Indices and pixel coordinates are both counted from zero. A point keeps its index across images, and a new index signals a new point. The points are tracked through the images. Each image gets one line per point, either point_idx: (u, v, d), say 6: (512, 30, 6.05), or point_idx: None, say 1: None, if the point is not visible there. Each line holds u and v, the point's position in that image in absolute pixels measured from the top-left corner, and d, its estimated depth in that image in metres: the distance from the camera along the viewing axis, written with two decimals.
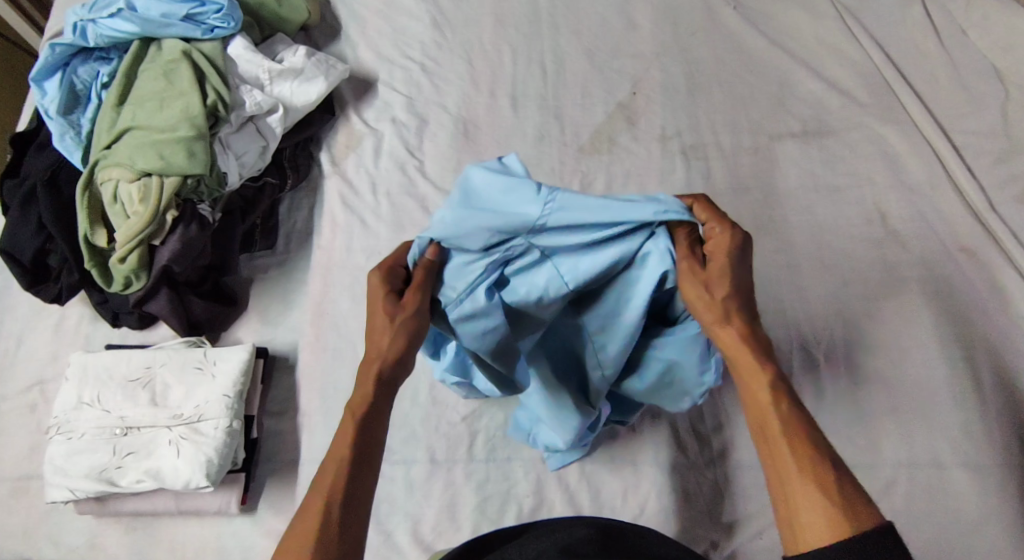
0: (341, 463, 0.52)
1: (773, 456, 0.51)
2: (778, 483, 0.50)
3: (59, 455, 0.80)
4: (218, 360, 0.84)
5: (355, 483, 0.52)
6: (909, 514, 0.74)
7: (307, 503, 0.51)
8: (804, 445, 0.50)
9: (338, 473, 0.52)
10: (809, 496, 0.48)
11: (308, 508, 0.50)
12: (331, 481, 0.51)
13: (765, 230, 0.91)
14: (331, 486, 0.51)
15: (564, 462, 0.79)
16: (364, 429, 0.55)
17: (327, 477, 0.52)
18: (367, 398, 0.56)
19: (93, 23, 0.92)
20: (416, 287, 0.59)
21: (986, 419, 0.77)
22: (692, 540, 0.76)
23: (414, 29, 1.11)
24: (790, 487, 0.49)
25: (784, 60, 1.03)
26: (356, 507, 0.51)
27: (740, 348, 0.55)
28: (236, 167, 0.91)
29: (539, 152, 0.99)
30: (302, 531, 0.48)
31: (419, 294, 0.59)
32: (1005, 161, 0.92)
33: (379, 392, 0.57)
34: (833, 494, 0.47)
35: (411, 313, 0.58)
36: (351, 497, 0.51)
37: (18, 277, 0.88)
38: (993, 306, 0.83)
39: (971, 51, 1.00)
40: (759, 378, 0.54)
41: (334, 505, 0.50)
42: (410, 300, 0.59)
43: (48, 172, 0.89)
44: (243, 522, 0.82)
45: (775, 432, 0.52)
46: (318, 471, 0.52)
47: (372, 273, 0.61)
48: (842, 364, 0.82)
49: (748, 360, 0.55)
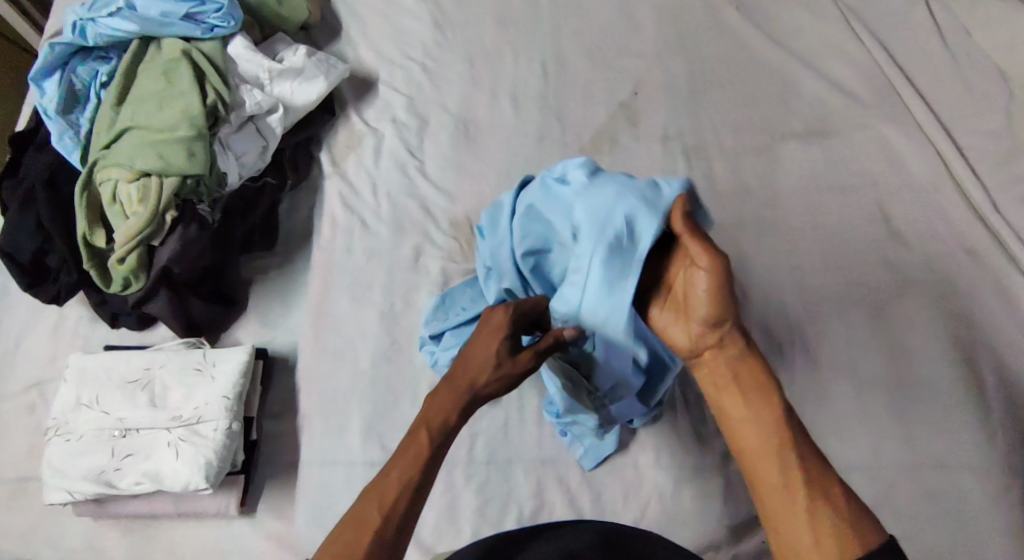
0: (406, 484, 0.53)
1: (777, 473, 0.55)
2: (785, 499, 0.54)
3: (57, 457, 0.80)
4: (217, 361, 0.84)
5: (411, 512, 0.53)
6: (913, 518, 0.74)
7: (361, 509, 0.52)
8: (813, 464, 0.55)
9: (401, 494, 0.53)
10: (816, 510, 0.52)
11: (361, 522, 0.51)
12: (394, 501, 0.52)
13: (768, 230, 0.91)
14: (390, 506, 0.52)
15: (599, 459, 0.79)
16: (432, 460, 0.55)
17: (392, 492, 0.53)
18: (446, 433, 0.57)
19: (92, 22, 0.92)
20: (532, 350, 0.62)
21: (989, 422, 0.77)
22: (693, 542, 0.75)
23: (415, 28, 1.10)
24: (795, 502, 0.54)
25: (787, 59, 1.02)
26: (406, 533, 0.53)
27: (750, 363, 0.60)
28: (236, 167, 0.91)
29: (540, 153, 0.99)
30: (356, 538, 0.50)
31: (530, 359, 0.61)
32: (1009, 162, 0.91)
33: (456, 426, 0.58)
34: (840, 507, 0.52)
35: (518, 368, 0.61)
36: (406, 521, 0.53)
37: (17, 276, 0.87)
38: (996, 308, 0.83)
39: (974, 50, 1.00)
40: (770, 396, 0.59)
41: (390, 523, 0.52)
42: (524, 359, 0.61)
43: (47, 172, 0.89)
44: (242, 524, 0.81)
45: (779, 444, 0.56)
46: (382, 482, 0.53)
47: (497, 309, 0.62)
48: (845, 367, 0.82)
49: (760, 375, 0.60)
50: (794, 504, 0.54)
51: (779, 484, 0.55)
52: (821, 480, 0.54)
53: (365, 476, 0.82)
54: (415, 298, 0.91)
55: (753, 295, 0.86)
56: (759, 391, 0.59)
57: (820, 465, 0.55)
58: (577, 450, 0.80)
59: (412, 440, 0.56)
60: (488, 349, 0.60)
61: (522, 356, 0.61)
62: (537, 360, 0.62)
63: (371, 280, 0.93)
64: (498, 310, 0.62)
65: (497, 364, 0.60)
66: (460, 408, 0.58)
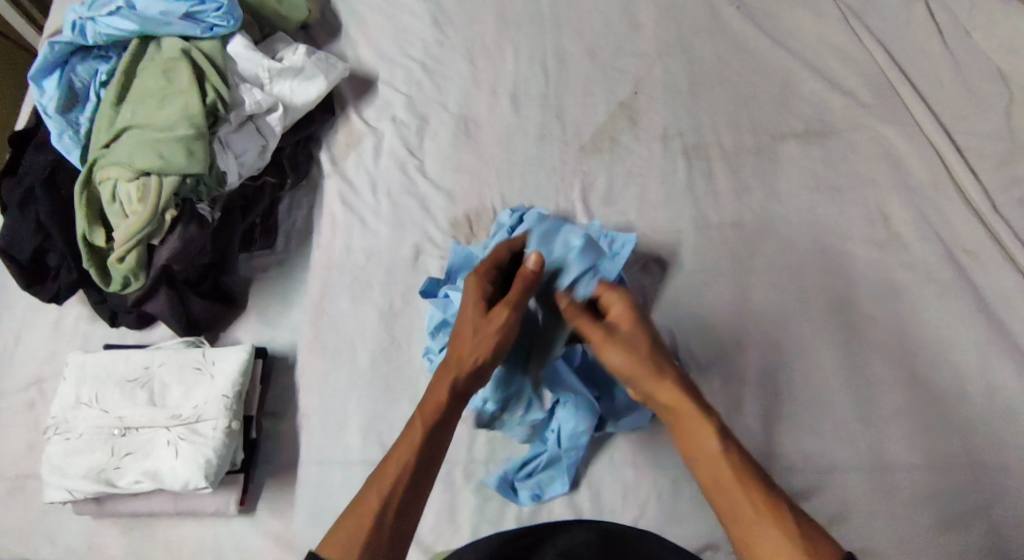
0: (401, 471, 0.58)
1: (739, 507, 0.55)
2: (748, 531, 0.54)
3: (56, 456, 0.80)
4: (217, 360, 0.84)
5: (414, 490, 0.57)
6: (911, 517, 0.74)
7: (360, 501, 0.56)
8: (761, 485, 0.56)
9: (399, 476, 0.57)
10: (772, 536, 0.52)
11: (359, 513, 0.55)
12: (390, 487, 0.57)
13: (767, 230, 0.91)
14: (389, 492, 0.56)
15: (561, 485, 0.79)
16: (429, 440, 0.60)
17: (389, 475, 0.57)
18: (439, 407, 0.62)
19: (92, 21, 0.92)
20: (507, 303, 0.67)
21: (986, 421, 0.77)
22: (692, 542, 0.75)
23: (415, 28, 1.10)
24: (749, 524, 0.54)
25: (787, 60, 1.02)
26: (405, 517, 0.56)
27: (681, 400, 0.61)
28: (235, 167, 0.90)
29: (540, 153, 0.98)
30: (356, 529, 0.54)
31: (505, 310, 0.66)
32: (1009, 163, 0.91)
33: (451, 400, 0.63)
34: (792, 530, 0.52)
35: (496, 328, 0.66)
36: (404, 509, 0.56)
37: (17, 276, 0.88)
38: (996, 308, 0.83)
39: (974, 51, 1.00)
40: (705, 428, 0.59)
41: (387, 514, 0.55)
42: (497, 316, 0.66)
43: (47, 171, 0.89)
44: (242, 522, 0.81)
45: (728, 470, 0.57)
46: (381, 467, 0.58)
47: (469, 277, 0.71)
48: (845, 365, 0.82)
49: (691, 411, 0.60)
50: (756, 539, 0.53)
51: (738, 515, 0.55)
52: (770, 500, 0.54)
53: (365, 475, 0.82)
54: (414, 298, 0.91)
55: (751, 295, 0.87)
56: (693, 427, 0.59)
57: (767, 483, 0.56)
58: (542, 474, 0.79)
59: (409, 429, 0.61)
60: (466, 320, 0.67)
61: (496, 310, 0.67)
62: (515, 312, 0.67)
63: (371, 280, 0.93)
64: (470, 278, 0.71)
65: (476, 326, 0.66)
66: (451, 379, 0.64)
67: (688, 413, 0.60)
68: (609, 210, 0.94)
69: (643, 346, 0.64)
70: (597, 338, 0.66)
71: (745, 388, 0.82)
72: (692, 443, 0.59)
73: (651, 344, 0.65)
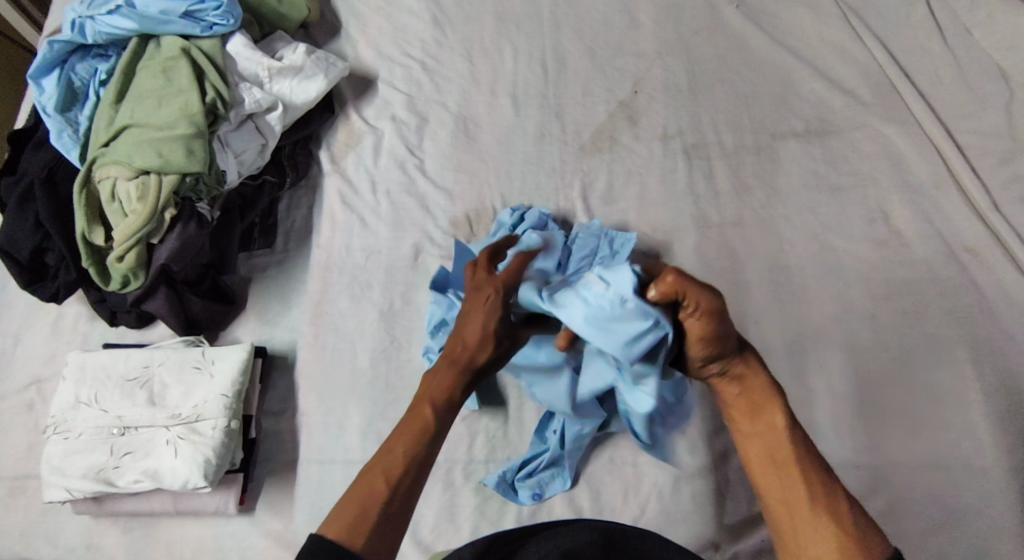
0: (410, 459, 0.51)
1: (792, 495, 0.53)
2: (796, 518, 0.52)
3: (55, 456, 0.79)
4: (217, 360, 0.84)
5: (418, 481, 0.51)
6: (913, 516, 0.74)
7: (361, 493, 0.50)
8: (819, 476, 0.53)
9: (406, 467, 0.51)
10: (820, 526, 0.51)
11: (363, 504, 0.49)
12: (395, 478, 0.50)
13: (768, 229, 0.91)
14: (394, 483, 0.50)
15: (558, 487, 0.79)
16: (438, 432, 0.53)
17: (396, 465, 0.51)
18: (453, 402, 0.55)
19: (92, 19, 0.91)
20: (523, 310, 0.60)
21: (986, 420, 0.77)
22: (692, 541, 0.75)
23: (415, 27, 1.10)
24: (800, 512, 0.52)
25: (787, 59, 1.02)
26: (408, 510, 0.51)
27: (753, 387, 0.57)
28: (235, 166, 0.90)
29: (540, 152, 0.98)
30: (357, 522, 0.48)
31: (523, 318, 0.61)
32: (1009, 162, 0.91)
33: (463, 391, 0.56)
34: (845, 521, 0.50)
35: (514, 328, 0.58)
36: (408, 501, 0.51)
37: (16, 275, 0.87)
38: (997, 306, 0.83)
39: (974, 49, 1.00)
40: (775, 415, 0.56)
41: (392, 505, 0.50)
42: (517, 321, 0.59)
43: (46, 169, 0.89)
44: (241, 522, 0.81)
45: (788, 457, 0.54)
46: (384, 456, 0.51)
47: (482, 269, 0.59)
48: (845, 363, 0.82)
49: (762, 397, 0.57)
50: (800, 525, 0.52)
51: (789, 499, 0.53)
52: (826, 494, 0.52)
53: None
54: (414, 297, 0.91)
55: (752, 293, 0.86)
56: (762, 412, 0.56)
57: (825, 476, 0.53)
58: (542, 475, 0.79)
59: (410, 416, 0.54)
60: (483, 318, 0.55)
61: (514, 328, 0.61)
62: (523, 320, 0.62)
63: (371, 279, 0.93)
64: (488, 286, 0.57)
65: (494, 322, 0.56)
66: (466, 370, 0.55)
67: (761, 399, 0.57)
68: (608, 210, 0.93)
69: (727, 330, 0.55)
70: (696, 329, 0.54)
71: None
72: (753, 424, 0.57)
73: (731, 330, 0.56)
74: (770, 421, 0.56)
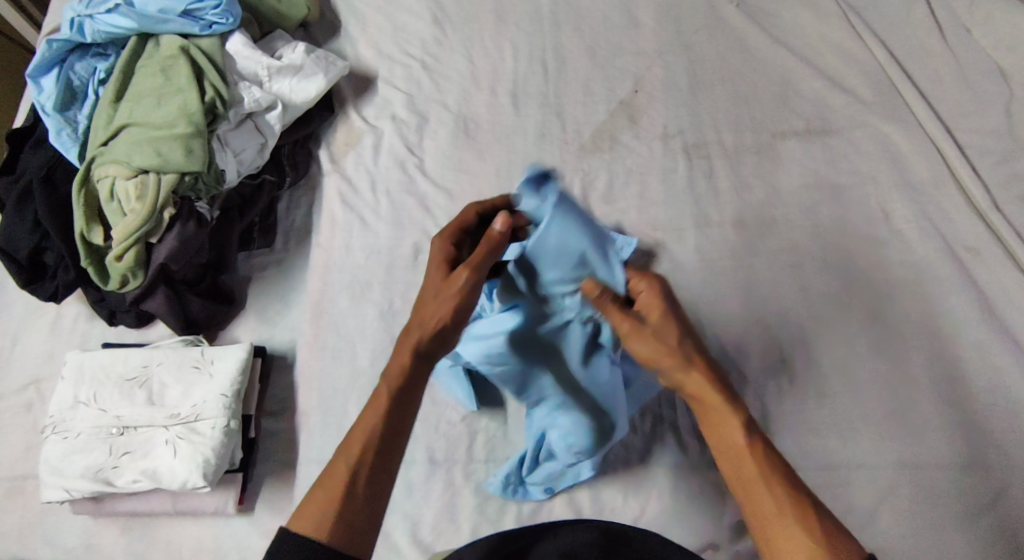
0: (369, 440, 0.54)
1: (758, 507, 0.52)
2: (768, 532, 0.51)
3: (54, 456, 0.79)
4: (216, 359, 0.83)
5: (383, 456, 0.54)
6: (914, 516, 0.73)
7: (329, 472, 0.53)
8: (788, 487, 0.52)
9: (366, 444, 0.54)
10: (793, 538, 0.50)
11: (330, 482, 0.52)
12: (358, 456, 0.53)
13: (768, 228, 0.90)
14: (358, 460, 0.53)
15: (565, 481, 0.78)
16: (395, 406, 0.56)
17: (356, 444, 0.54)
18: (404, 373, 0.58)
19: (90, 18, 0.91)
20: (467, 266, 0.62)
21: (987, 419, 0.77)
22: (694, 541, 0.75)
23: (414, 25, 1.10)
24: (772, 526, 0.51)
25: (788, 58, 1.02)
26: (378, 484, 0.53)
27: (710, 391, 0.57)
28: (234, 165, 0.90)
29: (540, 151, 0.98)
30: (326, 500, 0.51)
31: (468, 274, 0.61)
32: (1009, 161, 0.91)
33: (416, 363, 0.59)
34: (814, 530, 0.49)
35: (455, 291, 0.61)
36: (376, 476, 0.53)
37: (15, 275, 0.87)
38: (998, 305, 0.83)
39: (974, 48, 0.99)
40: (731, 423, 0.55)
41: (358, 482, 0.52)
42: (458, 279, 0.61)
43: (45, 168, 0.89)
44: (240, 523, 0.81)
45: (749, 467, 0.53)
46: (347, 438, 0.54)
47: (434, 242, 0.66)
48: (844, 361, 0.82)
49: (717, 405, 0.57)
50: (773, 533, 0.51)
51: (757, 513, 0.52)
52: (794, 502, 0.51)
53: None
54: (414, 297, 0.91)
55: (751, 291, 0.86)
56: (719, 422, 0.56)
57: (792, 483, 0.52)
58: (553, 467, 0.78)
59: (373, 394, 0.57)
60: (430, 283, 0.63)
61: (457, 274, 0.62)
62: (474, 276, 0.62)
63: (370, 279, 0.92)
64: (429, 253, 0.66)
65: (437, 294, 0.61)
66: (413, 342, 0.59)
67: (718, 408, 0.56)
68: (609, 209, 0.93)
69: (674, 334, 0.61)
70: (627, 329, 0.63)
71: (746, 386, 0.81)
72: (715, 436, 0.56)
73: (679, 329, 0.61)
74: (732, 438, 0.55)
